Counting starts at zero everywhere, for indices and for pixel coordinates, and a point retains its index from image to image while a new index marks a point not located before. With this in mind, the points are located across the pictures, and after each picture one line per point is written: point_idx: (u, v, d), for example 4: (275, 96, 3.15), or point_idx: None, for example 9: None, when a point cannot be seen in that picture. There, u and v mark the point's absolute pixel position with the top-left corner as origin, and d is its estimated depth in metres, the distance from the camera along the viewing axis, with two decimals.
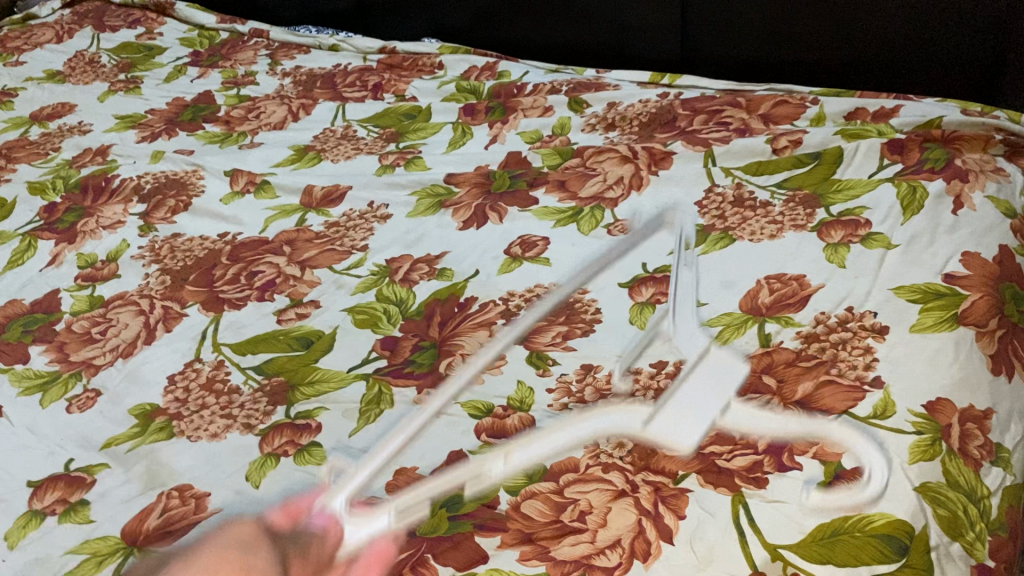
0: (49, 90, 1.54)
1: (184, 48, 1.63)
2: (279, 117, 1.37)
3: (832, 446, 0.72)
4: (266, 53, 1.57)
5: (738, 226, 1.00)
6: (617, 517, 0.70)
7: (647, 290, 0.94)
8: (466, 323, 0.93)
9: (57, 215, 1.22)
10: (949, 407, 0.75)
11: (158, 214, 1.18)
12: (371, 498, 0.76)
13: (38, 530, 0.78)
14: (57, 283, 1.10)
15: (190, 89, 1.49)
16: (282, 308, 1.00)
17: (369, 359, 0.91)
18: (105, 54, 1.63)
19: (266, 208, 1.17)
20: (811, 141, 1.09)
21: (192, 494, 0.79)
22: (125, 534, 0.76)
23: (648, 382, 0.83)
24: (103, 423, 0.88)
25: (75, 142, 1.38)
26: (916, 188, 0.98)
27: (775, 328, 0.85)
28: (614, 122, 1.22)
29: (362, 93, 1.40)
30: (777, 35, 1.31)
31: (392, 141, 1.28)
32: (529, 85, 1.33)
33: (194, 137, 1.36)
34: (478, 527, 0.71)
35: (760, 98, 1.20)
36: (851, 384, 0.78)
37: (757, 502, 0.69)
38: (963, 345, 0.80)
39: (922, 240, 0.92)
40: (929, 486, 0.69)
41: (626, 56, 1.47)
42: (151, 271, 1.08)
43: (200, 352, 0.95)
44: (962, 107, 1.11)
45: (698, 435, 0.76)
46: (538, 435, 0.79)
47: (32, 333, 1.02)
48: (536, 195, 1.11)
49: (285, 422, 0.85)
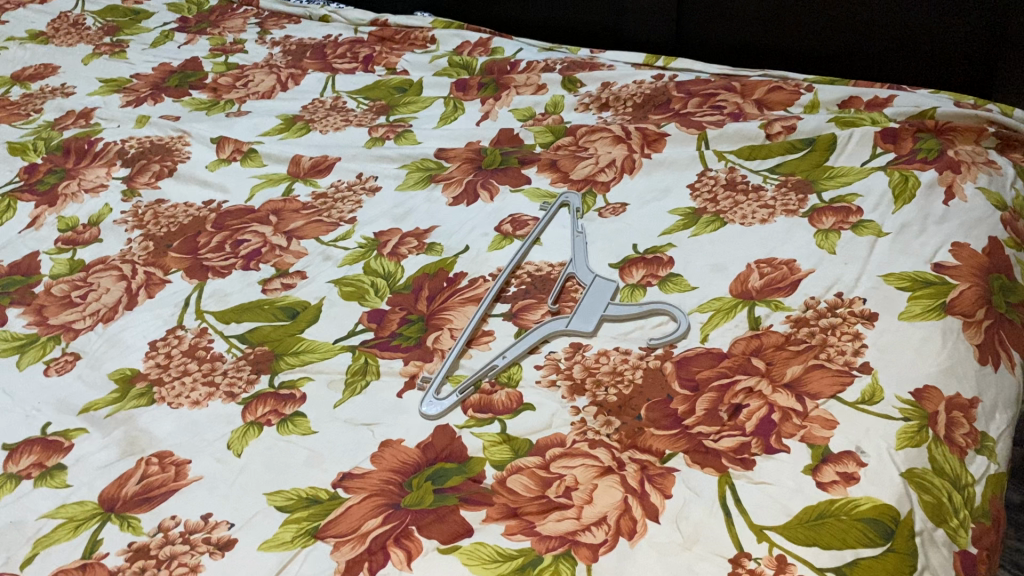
0: (31, 51, 1.51)
1: (172, 14, 1.60)
2: (268, 87, 1.35)
3: (819, 430, 0.72)
4: (255, 22, 1.54)
5: (729, 210, 0.99)
6: (603, 495, 0.70)
7: (637, 271, 0.93)
8: (454, 298, 0.92)
9: (37, 176, 1.20)
10: (935, 395, 0.75)
11: (141, 179, 1.16)
12: (355, 469, 0.75)
13: (13, 494, 0.77)
14: (36, 246, 1.08)
15: (177, 55, 1.46)
16: (268, 278, 0.98)
17: (356, 331, 0.90)
18: (90, 16, 1.60)
19: (252, 177, 1.15)
20: (804, 128, 1.09)
21: (172, 461, 0.78)
22: (103, 500, 0.75)
23: (637, 362, 0.82)
24: (82, 387, 0.87)
25: (57, 104, 1.35)
26: (908, 178, 0.98)
27: (764, 312, 0.85)
28: (607, 103, 1.21)
29: (352, 65, 1.38)
30: (773, 20, 1.30)
31: (382, 114, 1.26)
32: (522, 62, 1.32)
33: (180, 103, 1.33)
34: (463, 501, 0.71)
35: (754, 83, 1.19)
36: (840, 369, 0.77)
37: (743, 483, 0.69)
38: (950, 334, 0.80)
39: (912, 229, 0.92)
40: (915, 472, 0.69)
41: (619, 37, 1.46)
42: (133, 236, 1.07)
43: (183, 319, 0.93)
44: (955, 99, 1.11)
45: (625, 431, 0.75)
46: (525, 411, 0.79)
47: (10, 295, 1.00)
48: (528, 173, 1.10)
49: (268, 392, 0.84)
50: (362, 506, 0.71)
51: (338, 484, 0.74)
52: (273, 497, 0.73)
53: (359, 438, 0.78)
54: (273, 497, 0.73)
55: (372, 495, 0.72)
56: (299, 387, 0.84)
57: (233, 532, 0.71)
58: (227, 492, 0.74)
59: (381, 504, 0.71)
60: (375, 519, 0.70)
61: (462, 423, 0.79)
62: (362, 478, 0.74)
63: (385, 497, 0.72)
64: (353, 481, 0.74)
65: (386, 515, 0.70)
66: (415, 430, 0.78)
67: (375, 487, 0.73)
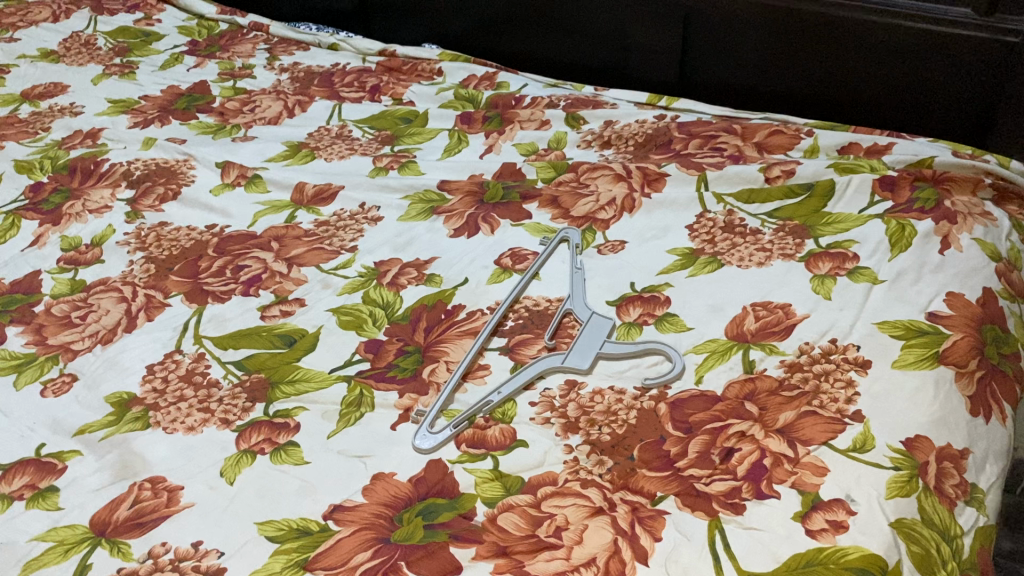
0: (42, 69, 1.52)
1: (183, 37, 1.62)
2: (275, 112, 1.36)
3: (810, 476, 0.73)
4: (265, 47, 1.56)
5: (727, 251, 1.00)
6: (593, 535, 0.70)
7: (634, 309, 0.94)
8: (452, 330, 0.93)
9: (42, 195, 1.21)
10: (927, 445, 0.76)
11: (146, 201, 1.17)
12: (347, 501, 0.75)
13: (4, 515, 0.77)
14: (38, 265, 1.08)
15: (186, 78, 1.48)
16: (267, 304, 0.99)
17: (352, 361, 0.90)
18: (101, 37, 1.62)
19: (255, 203, 1.16)
20: (803, 172, 1.09)
21: (165, 487, 0.78)
22: (94, 524, 0.75)
23: (632, 402, 0.82)
24: (77, 409, 0.87)
25: (65, 123, 1.37)
26: (905, 226, 0.99)
27: (759, 355, 0.86)
28: (610, 141, 1.22)
29: (359, 94, 1.40)
30: (777, 65, 1.32)
31: (387, 144, 1.27)
32: (527, 97, 1.33)
33: (187, 126, 1.35)
34: (453, 538, 0.71)
35: (756, 126, 1.21)
36: (832, 416, 0.78)
37: (733, 528, 0.69)
38: (943, 385, 0.81)
39: (908, 277, 0.92)
40: (904, 523, 0.70)
41: (623, 76, 1.47)
42: (135, 258, 1.07)
43: (181, 343, 0.94)
44: (953, 149, 1.12)
45: (617, 472, 0.76)
46: (519, 448, 0.79)
47: (10, 313, 1.01)
48: (528, 208, 1.11)
49: (263, 420, 0.84)
50: (352, 539, 0.72)
51: (331, 515, 0.74)
52: (264, 526, 0.74)
53: (352, 471, 0.78)
54: (264, 527, 0.74)
55: (363, 528, 0.73)
56: (294, 417, 0.84)
57: (222, 561, 0.71)
58: (218, 520, 0.75)
59: (372, 538, 0.72)
60: (366, 553, 0.70)
61: (456, 457, 0.79)
62: (355, 510, 0.74)
63: (376, 531, 0.72)
64: (345, 513, 0.74)
65: (378, 549, 0.71)
66: (409, 465, 0.78)
67: (368, 520, 0.74)
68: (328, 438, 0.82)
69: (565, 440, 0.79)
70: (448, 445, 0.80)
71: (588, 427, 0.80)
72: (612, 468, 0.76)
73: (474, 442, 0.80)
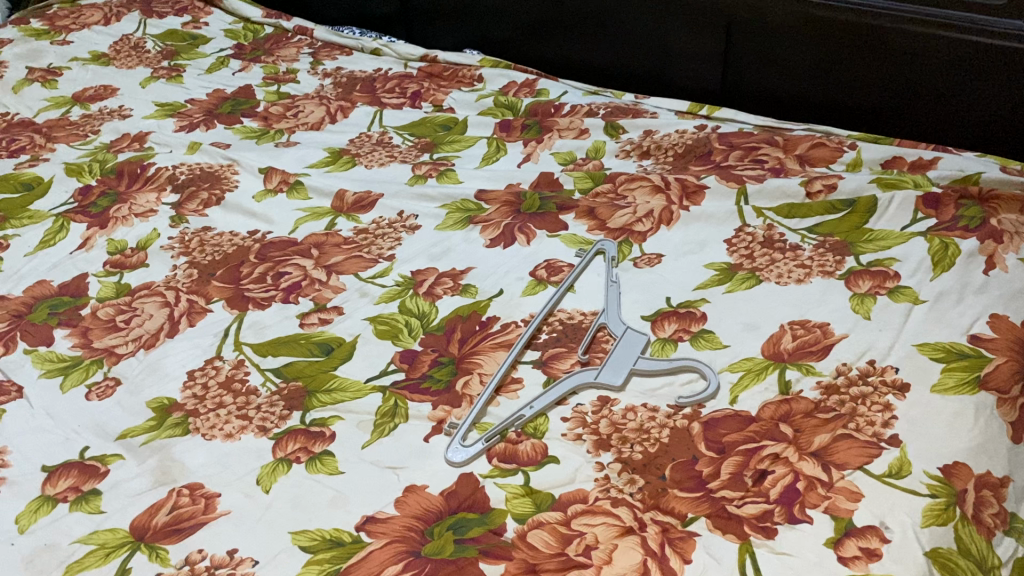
0: (92, 72, 1.56)
1: (229, 41, 1.64)
2: (317, 118, 1.38)
3: (844, 502, 0.72)
4: (309, 51, 1.58)
5: (765, 267, 0.99)
6: (622, 556, 0.70)
7: (670, 325, 0.93)
8: (486, 342, 0.94)
9: (91, 198, 1.24)
10: (965, 472, 0.74)
11: (190, 206, 1.19)
12: (380, 513, 0.76)
13: (49, 516, 0.80)
14: (85, 267, 1.11)
15: (231, 82, 1.50)
16: (306, 312, 1.00)
17: (387, 371, 0.91)
18: (150, 39, 1.65)
19: (297, 209, 1.17)
20: (845, 187, 1.08)
21: (202, 493, 0.80)
22: (134, 528, 0.77)
23: (665, 421, 0.82)
24: (121, 413, 0.89)
25: (114, 126, 1.40)
26: (948, 245, 0.97)
27: (795, 375, 0.85)
28: (650, 152, 1.22)
29: (400, 100, 1.41)
30: (822, 75, 1.30)
31: (426, 151, 1.28)
32: (566, 106, 1.34)
33: (231, 131, 1.37)
34: (483, 553, 0.71)
35: (797, 138, 1.19)
36: (868, 440, 0.77)
37: (765, 552, 0.69)
38: (983, 410, 0.79)
39: (949, 298, 0.91)
40: (940, 552, 0.69)
41: (665, 83, 1.46)
42: (179, 263, 1.10)
43: (222, 350, 0.96)
44: (1002, 164, 1.10)
45: (648, 491, 0.76)
46: (550, 464, 0.79)
47: (58, 315, 1.04)
48: (565, 219, 1.11)
49: (299, 428, 0.85)
50: (382, 553, 0.73)
51: (365, 526, 0.75)
52: (297, 536, 0.75)
53: (387, 483, 0.79)
54: (298, 536, 0.75)
55: (393, 541, 0.74)
56: (329, 428, 0.85)
57: (257, 569, 0.72)
58: (253, 528, 0.76)
59: (403, 551, 0.73)
60: (397, 565, 0.71)
61: (489, 473, 0.79)
62: (387, 521, 0.76)
63: (406, 544, 0.73)
64: (377, 525, 0.75)
65: (409, 561, 0.72)
66: (442, 479, 0.79)
67: (400, 532, 0.75)
68: (363, 450, 0.82)
69: (596, 458, 0.79)
70: (481, 460, 0.81)
71: (621, 444, 0.80)
72: (643, 487, 0.76)
73: (506, 457, 0.81)
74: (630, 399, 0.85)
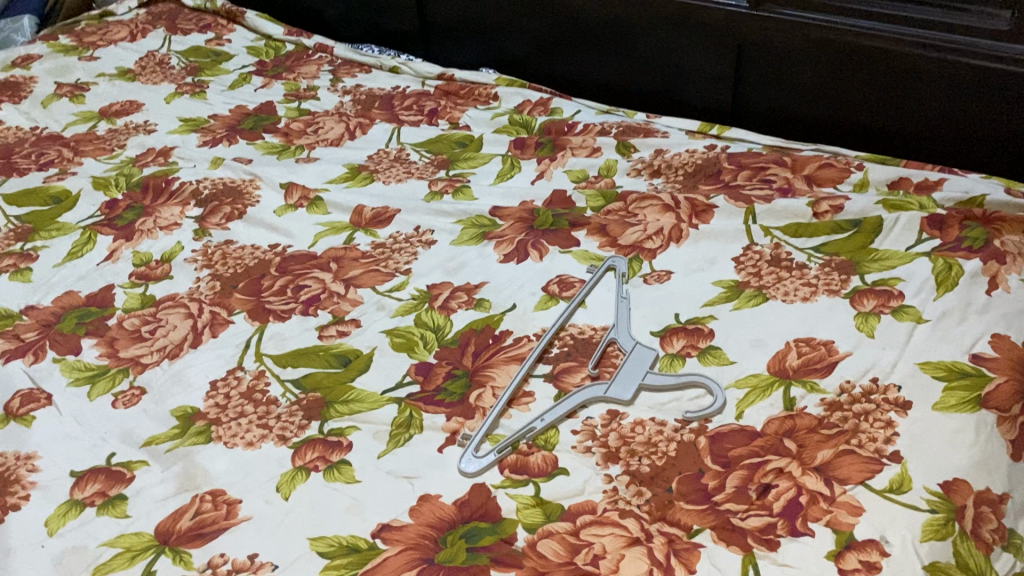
0: (119, 88, 1.60)
1: (251, 57, 1.68)
2: (336, 134, 1.42)
3: (845, 516, 0.74)
4: (329, 69, 1.62)
5: (772, 285, 1.02)
6: (629, 565, 0.73)
7: (678, 341, 0.96)
8: (499, 356, 0.96)
9: (117, 211, 1.27)
10: (965, 488, 0.76)
11: (213, 220, 1.23)
12: (395, 520, 0.79)
13: (78, 520, 0.83)
14: (112, 279, 1.15)
15: (253, 98, 1.54)
16: (324, 324, 1.03)
17: (403, 383, 0.94)
18: (174, 56, 1.69)
19: (316, 223, 1.21)
20: (852, 208, 1.10)
21: (225, 500, 0.83)
22: (159, 532, 0.80)
23: (672, 435, 0.85)
24: (146, 421, 0.93)
25: (140, 142, 1.44)
26: (951, 266, 0.99)
27: (800, 392, 0.87)
28: (661, 170, 1.25)
29: (417, 117, 1.44)
30: (830, 96, 1.33)
31: (442, 168, 1.31)
32: (580, 124, 1.37)
33: (253, 146, 1.41)
34: (494, 561, 0.74)
35: (806, 158, 1.22)
36: (870, 456, 0.79)
37: (767, 564, 0.71)
38: (984, 428, 0.81)
39: (952, 317, 0.93)
40: (938, 566, 0.71)
41: (677, 101, 1.49)
42: (202, 275, 1.13)
43: (243, 360, 0.99)
44: (1007, 186, 1.12)
45: (655, 503, 0.78)
46: (559, 475, 0.82)
47: (85, 325, 1.07)
48: (577, 236, 1.14)
49: (317, 438, 0.88)
50: (396, 560, 0.75)
51: (381, 535, 0.78)
52: (316, 542, 0.78)
53: (402, 492, 0.82)
54: (316, 542, 0.78)
55: (407, 549, 0.76)
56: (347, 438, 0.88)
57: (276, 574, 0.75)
58: (273, 534, 0.79)
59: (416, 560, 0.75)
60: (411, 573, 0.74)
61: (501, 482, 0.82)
62: (402, 529, 0.78)
63: (420, 551, 0.76)
64: (392, 533, 0.78)
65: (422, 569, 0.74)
66: (455, 488, 0.82)
67: (415, 540, 0.77)
68: (379, 460, 0.85)
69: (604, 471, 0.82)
70: (493, 469, 0.83)
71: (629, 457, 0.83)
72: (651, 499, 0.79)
73: (517, 468, 0.83)
74: (637, 413, 0.87)
